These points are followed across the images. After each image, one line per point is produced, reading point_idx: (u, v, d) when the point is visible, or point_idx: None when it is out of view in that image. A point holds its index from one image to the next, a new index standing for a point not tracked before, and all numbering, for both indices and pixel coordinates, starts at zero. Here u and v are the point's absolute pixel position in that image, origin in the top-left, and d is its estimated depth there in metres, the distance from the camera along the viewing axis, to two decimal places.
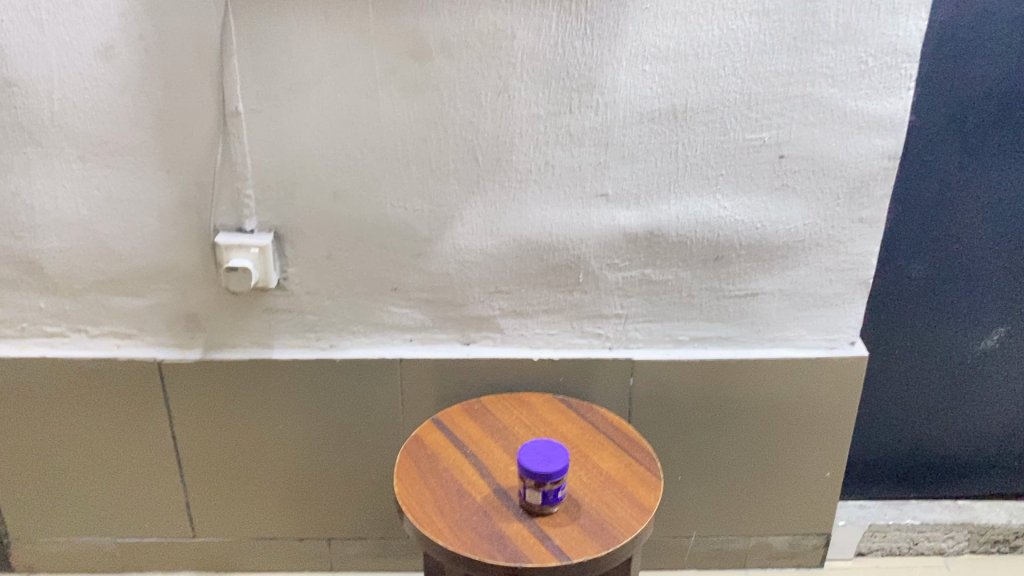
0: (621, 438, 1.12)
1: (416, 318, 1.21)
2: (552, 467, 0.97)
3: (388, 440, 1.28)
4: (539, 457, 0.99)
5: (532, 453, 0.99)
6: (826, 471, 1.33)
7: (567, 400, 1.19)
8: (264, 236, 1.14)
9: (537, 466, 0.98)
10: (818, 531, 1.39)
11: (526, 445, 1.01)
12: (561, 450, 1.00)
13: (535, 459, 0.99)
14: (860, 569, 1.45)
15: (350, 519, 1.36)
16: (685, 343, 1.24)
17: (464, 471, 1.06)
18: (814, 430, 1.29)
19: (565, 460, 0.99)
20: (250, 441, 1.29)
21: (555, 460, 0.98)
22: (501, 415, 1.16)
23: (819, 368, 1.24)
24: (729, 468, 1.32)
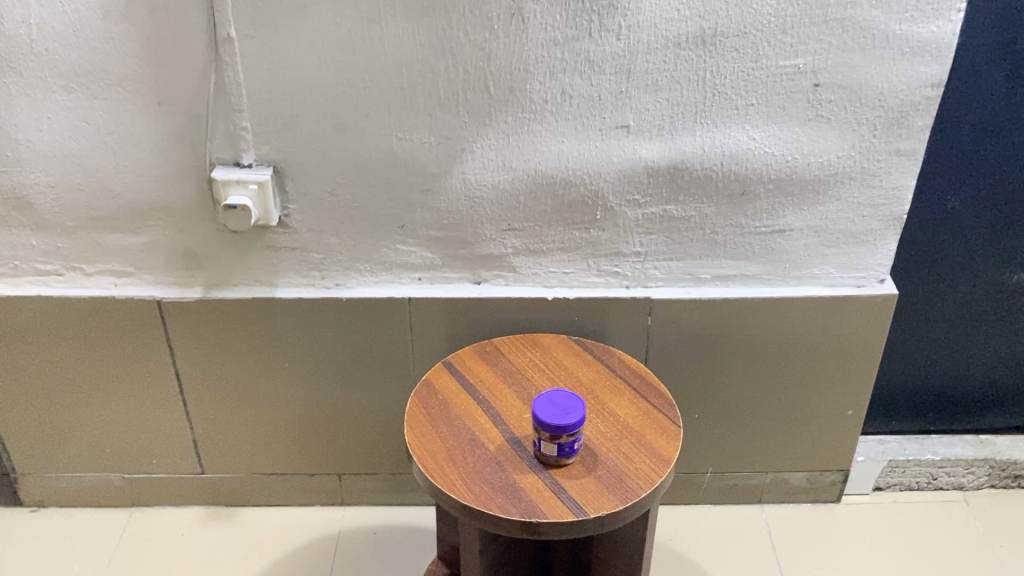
0: (639, 382, 1.08)
1: (425, 256, 1.15)
2: (568, 421, 0.93)
3: (397, 378, 1.25)
4: (555, 409, 0.95)
5: (547, 406, 0.95)
6: (848, 408, 1.29)
7: (583, 341, 1.15)
8: (263, 170, 1.08)
9: (552, 420, 0.94)
10: (836, 467, 1.36)
11: (540, 395, 0.97)
12: (578, 402, 0.96)
13: (551, 412, 0.95)
14: (878, 505, 1.42)
15: (361, 455, 1.33)
16: (707, 282, 1.18)
17: (476, 418, 1.02)
18: (838, 367, 1.25)
19: (581, 413, 0.94)
20: (257, 379, 1.26)
21: (571, 414, 0.94)
22: (514, 357, 1.12)
23: (846, 306, 1.19)
24: (748, 406, 1.28)
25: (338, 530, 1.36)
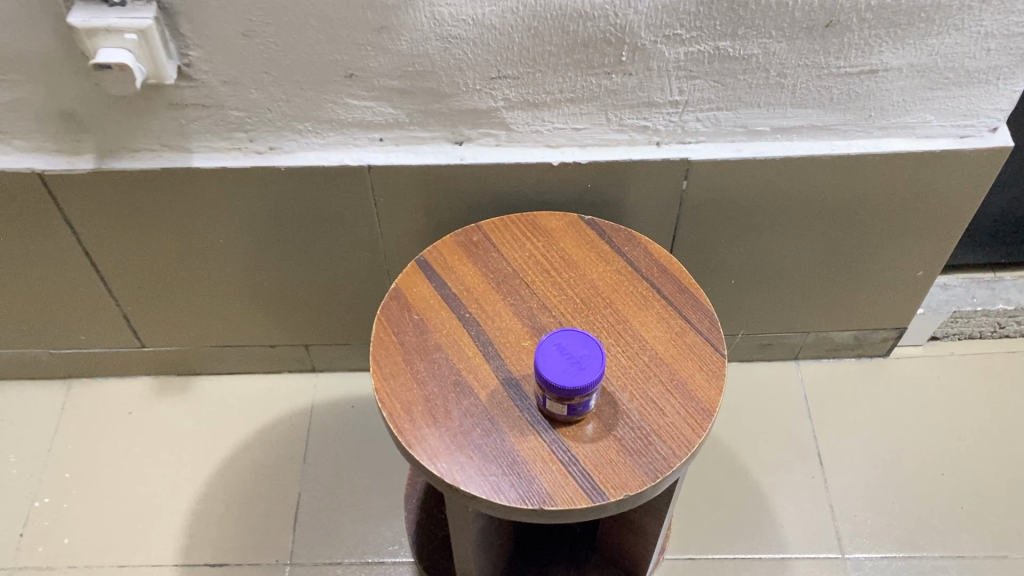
0: (671, 288, 0.83)
1: (385, 112, 0.86)
2: (579, 381, 0.70)
3: (364, 250, 1.00)
4: (566, 362, 0.72)
5: (555, 357, 0.72)
6: (920, 269, 1.06)
7: (599, 224, 0.89)
8: (142, 10, 0.74)
9: (557, 379, 0.71)
10: (891, 326, 1.16)
11: (548, 336, 0.73)
12: (598, 353, 0.72)
13: (560, 366, 0.72)
14: (933, 359, 1.22)
15: (328, 326, 1.12)
16: (763, 136, 0.89)
17: (462, 350, 0.79)
18: (914, 226, 0.99)
19: (599, 370, 0.71)
20: (187, 253, 1.01)
21: (585, 371, 0.71)
22: (509, 252, 0.86)
23: (941, 163, 0.91)
24: (797, 270, 1.05)
25: (309, 404, 1.18)
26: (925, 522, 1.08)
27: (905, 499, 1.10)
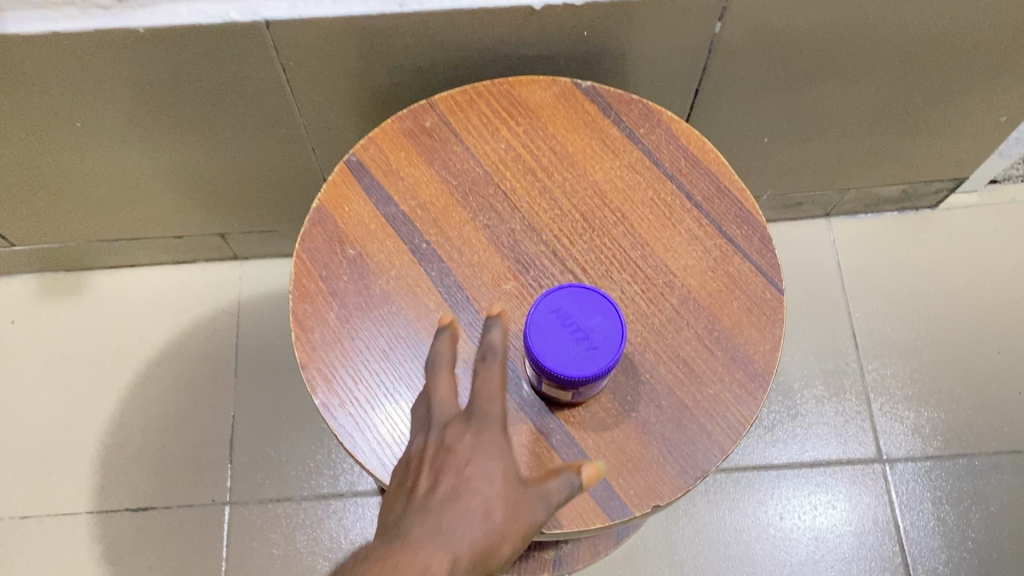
0: (706, 192, 0.60)
1: None
2: (586, 369, 0.49)
3: (279, 123, 0.75)
4: (569, 338, 0.50)
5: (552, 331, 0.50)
6: (1003, 114, 0.82)
7: (602, 93, 0.63)
8: None
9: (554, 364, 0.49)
10: (948, 176, 0.94)
11: (543, 297, 0.51)
12: (616, 324, 0.50)
13: (561, 345, 0.50)
14: (990, 208, 1.01)
15: (248, 207, 0.88)
16: None
17: (419, 299, 0.57)
18: (1009, 65, 0.75)
19: (616, 351, 0.49)
20: (43, 141, 0.74)
21: (596, 353, 0.49)
22: (477, 145, 0.61)
23: None
24: (846, 120, 0.81)
25: (235, 299, 0.96)
26: (977, 411, 0.92)
27: (953, 383, 0.94)
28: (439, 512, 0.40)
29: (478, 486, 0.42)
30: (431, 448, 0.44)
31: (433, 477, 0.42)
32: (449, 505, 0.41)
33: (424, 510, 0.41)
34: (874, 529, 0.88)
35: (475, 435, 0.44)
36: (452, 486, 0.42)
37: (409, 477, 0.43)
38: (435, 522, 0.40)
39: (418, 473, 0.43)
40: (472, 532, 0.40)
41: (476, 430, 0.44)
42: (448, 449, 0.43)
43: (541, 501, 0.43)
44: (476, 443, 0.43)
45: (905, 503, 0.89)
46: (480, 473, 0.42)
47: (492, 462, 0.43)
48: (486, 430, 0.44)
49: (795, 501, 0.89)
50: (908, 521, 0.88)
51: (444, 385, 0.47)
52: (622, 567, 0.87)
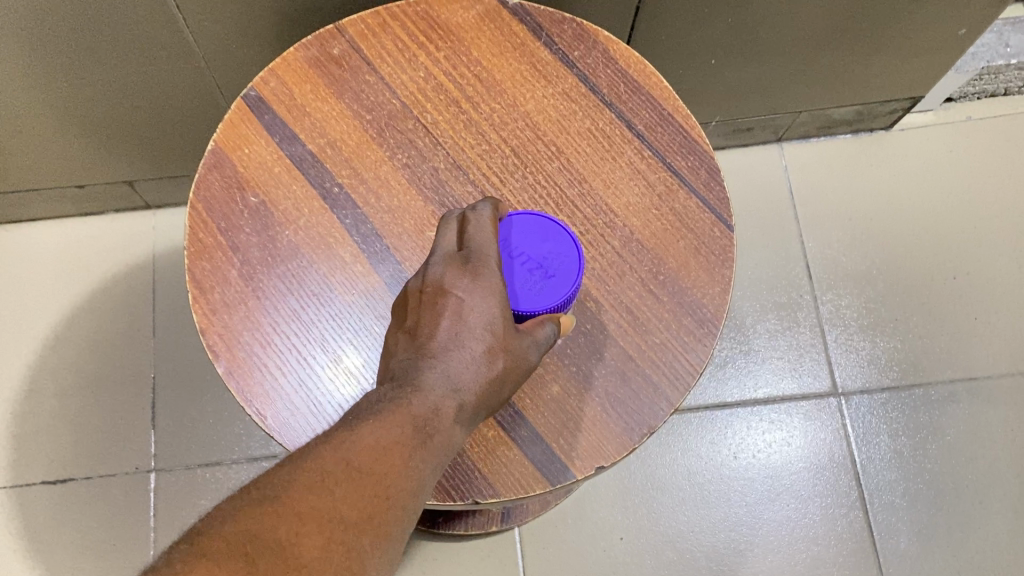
0: (648, 119, 0.54)
1: None
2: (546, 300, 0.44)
3: (176, 55, 0.67)
4: (521, 270, 0.45)
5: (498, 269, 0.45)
6: (963, 26, 0.77)
7: (533, 10, 0.56)
8: None
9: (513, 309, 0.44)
10: (904, 95, 0.89)
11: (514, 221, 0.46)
12: (570, 247, 0.46)
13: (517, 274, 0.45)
14: (946, 128, 0.97)
15: (155, 150, 0.81)
16: None
17: (332, 249, 0.51)
18: None
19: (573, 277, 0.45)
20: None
21: (554, 282, 0.45)
22: (393, 73, 0.55)
23: None
24: (797, 37, 0.76)
25: (150, 252, 0.89)
26: (933, 339, 0.89)
27: (908, 311, 0.90)
28: (442, 361, 0.40)
29: (479, 330, 0.41)
30: (428, 287, 0.42)
31: (432, 321, 0.41)
32: (452, 350, 0.40)
33: (427, 358, 0.40)
34: (830, 464, 0.85)
35: (473, 280, 0.42)
36: (453, 330, 0.41)
37: (408, 317, 0.42)
38: (439, 370, 0.39)
39: (417, 314, 0.42)
40: (474, 380, 0.40)
41: (473, 274, 0.42)
42: (445, 291, 0.42)
43: (534, 346, 0.43)
44: (473, 287, 0.42)
45: (861, 437, 0.86)
46: (480, 317, 0.41)
47: (494, 306, 0.42)
48: (485, 274, 0.42)
49: (750, 439, 0.86)
50: (865, 456, 0.86)
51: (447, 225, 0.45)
52: (573, 517, 0.84)
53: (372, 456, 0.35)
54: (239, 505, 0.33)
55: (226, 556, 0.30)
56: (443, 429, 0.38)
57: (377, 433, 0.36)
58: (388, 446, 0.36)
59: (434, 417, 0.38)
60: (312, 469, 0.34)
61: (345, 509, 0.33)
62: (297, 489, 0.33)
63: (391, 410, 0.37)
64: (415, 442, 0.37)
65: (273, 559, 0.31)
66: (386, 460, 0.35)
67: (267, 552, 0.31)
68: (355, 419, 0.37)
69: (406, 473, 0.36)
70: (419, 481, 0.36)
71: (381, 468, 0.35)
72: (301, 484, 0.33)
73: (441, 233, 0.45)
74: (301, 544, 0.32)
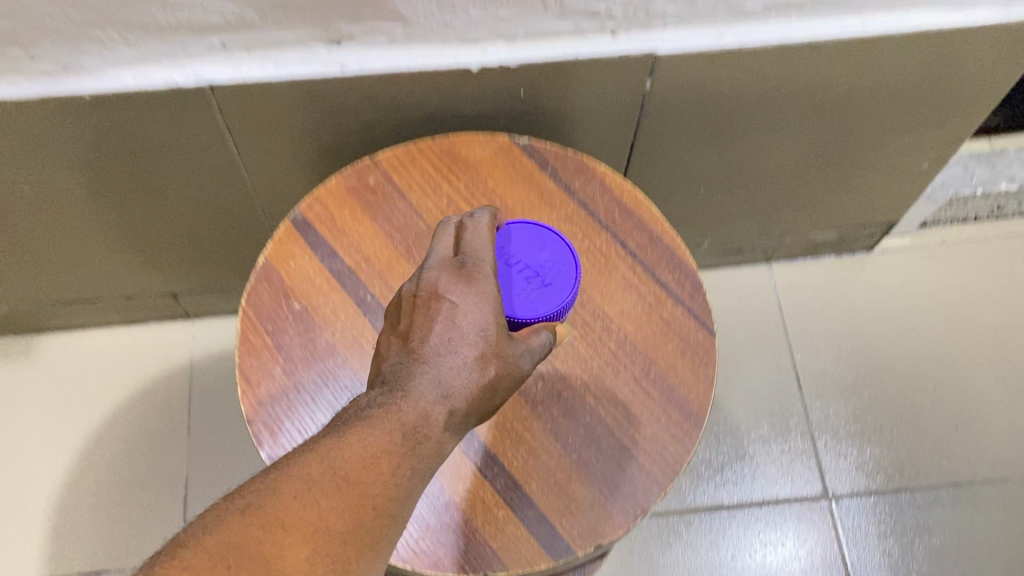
0: (639, 240, 0.62)
1: (223, 10, 0.58)
2: (544, 304, 0.51)
3: (229, 182, 0.77)
4: (521, 277, 0.52)
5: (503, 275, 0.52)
6: (926, 160, 0.86)
7: (540, 146, 0.66)
8: None
9: (518, 309, 0.51)
10: (880, 220, 0.98)
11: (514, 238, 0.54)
12: (565, 259, 0.54)
13: (516, 281, 0.52)
14: (923, 250, 1.05)
15: (201, 265, 0.89)
16: (752, 16, 0.65)
17: (364, 349, 0.58)
18: (924, 114, 0.79)
19: (566, 285, 0.53)
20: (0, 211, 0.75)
21: (550, 289, 0.52)
22: (419, 199, 0.63)
23: (979, 40, 0.69)
24: (778, 168, 0.85)
25: (187, 359, 0.97)
26: (917, 446, 0.95)
27: (893, 419, 0.96)
28: (434, 364, 0.44)
29: (471, 335, 0.46)
30: (422, 294, 0.47)
31: (426, 324, 0.46)
32: (444, 350, 0.45)
33: (420, 360, 0.44)
34: (823, 565, 0.90)
35: (465, 287, 0.47)
36: (446, 334, 0.45)
37: (404, 320, 0.47)
38: (431, 371, 0.44)
39: (412, 317, 0.47)
40: (464, 383, 0.44)
41: (466, 282, 0.47)
42: (439, 296, 0.47)
43: (526, 355, 0.48)
44: (465, 293, 0.47)
45: (852, 539, 0.91)
46: (472, 320, 0.46)
47: (486, 312, 0.47)
48: (476, 281, 0.48)
49: (747, 540, 0.91)
50: (856, 557, 0.90)
51: (444, 243, 0.51)
52: None
53: (356, 466, 0.39)
54: (227, 511, 0.37)
55: (210, 562, 0.35)
56: (432, 434, 0.42)
57: (363, 442, 0.40)
58: (375, 454, 0.40)
59: (425, 421, 0.42)
60: (300, 479, 0.38)
61: (330, 519, 0.38)
62: (283, 502, 0.38)
63: (380, 415, 0.41)
64: (402, 448, 0.41)
65: (255, 564, 0.35)
66: (369, 469, 0.40)
67: (249, 561, 0.36)
68: (345, 426, 0.41)
69: (388, 481, 0.40)
70: (403, 486, 0.41)
71: (366, 479, 0.39)
72: (284, 496, 0.38)
73: (438, 246, 0.51)
74: (285, 553, 0.36)
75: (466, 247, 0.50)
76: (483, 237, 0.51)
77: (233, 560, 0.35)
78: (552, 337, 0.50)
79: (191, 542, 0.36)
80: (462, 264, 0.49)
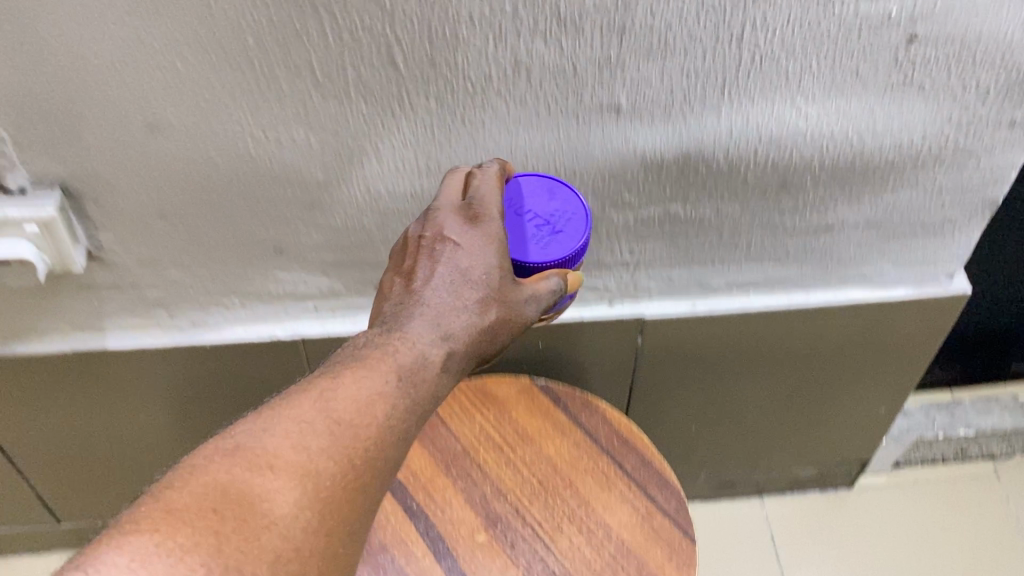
0: (633, 463, 0.78)
1: (320, 284, 0.79)
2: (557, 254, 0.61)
3: None
4: (534, 225, 0.63)
5: (517, 222, 0.63)
6: (882, 407, 1.02)
7: (554, 387, 0.83)
8: (46, 200, 0.66)
9: (533, 251, 0.61)
10: (855, 460, 1.12)
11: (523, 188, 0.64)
12: (572, 209, 0.64)
13: (529, 227, 0.63)
14: (898, 488, 1.18)
15: None
16: (718, 290, 0.85)
17: (410, 548, 0.73)
18: (870, 368, 0.96)
19: (571, 232, 0.63)
20: (112, 441, 0.94)
21: (560, 234, 0.63)
22: (459, 427, 0.80)
23: (901, 312, 0.88)
24: (756, 411, 1.01)
25: None
26: None
27: None
28: (432, 308, 0.52)
29: (472, 278, 0.53)
30: (427, 236, 0.55)
31: (429, 264, 0.54)
32: (444, 290, 0.53)
33: (420, 300, 0.53)
34: None
35: (464, 234, 0.55)
36: (447, 271, 0.53)
37: (411, 256, 0.55)
38: (431, 314, 0.52)
39: (416, 257, 0.55)
40: (463, 326, 0.52)
41: (466, 227, 0.55)
42: (441, 237, 0.55)
43: (530, 304, 0.56)
44: (465, 237, 0.55)
45: None
46: (473, 266, 0.54)
47: (485, 255, 0.54)
48: (476, 228, 0.55)
49: None
50: None
51: (449, 187, 0.58)
52: None
53: (349, 408, 0.47)
54: (220, 453, 0.44)
55: (204, 494, 0.41)
56: (429, 371, 0.51)
57: (358, 385, 0.48)
58: (366, 400, 0.48)
59: (422, 360, 0.50)
60: (293, 426, 0.45)
61: (318, 463, 0.45)
62: (277, 448, 0.44)
63: (381, 355, 0.50)
64: (400, 384, 0.49)
65: (245, 504, 0.42)
66: (363, 413, 0.47)
67: (237, 502, 0.42)
68: (346, 364, 0.50)
69: (378, 425, 0.47)
70: (395, 426, 0.48)
71: (359, 420, 0.47)
72: (276, 440, 0.45)
73: (446, 189, 0.59)
74: (271, 493, 0.43)
75: (474, 200, 0.57)
76: (491, 187, 0.58)
77: (220, 498, 0.41)
78: (562, 282, 0.59)
79: (184, 478, 0.42)
80: (468, 216, 0.56)
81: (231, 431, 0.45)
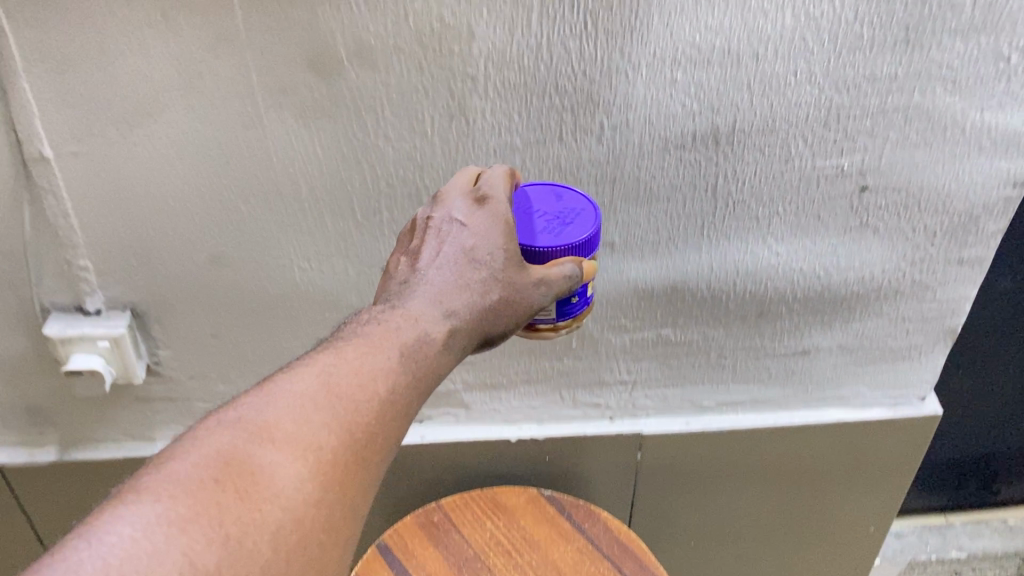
0: (631, 568, 0.84)
1: None
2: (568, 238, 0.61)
3: None
4: (545, 219, 0.63)
5: (528, 217, 0.63)
6: (872, 526, 1.08)
7: (558, 497, 0.90)
8: (117, 319, 0.77)
9: (543, 237, 0.61)
10: None
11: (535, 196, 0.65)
12: (583, 207, 0.65)
13: (541, 220, 0.63)
14: None
15: None
16: (709, 409, 0.94)
17: None
18: (857, 487, 1.03)
19: (584, 220, 0.63)
20: None
21: (571, 223, 0.63)
22: (470, 533, 0.87)
23: (879, 431, 0.96)
24: (751, 528, 1.07)
25: None
26: None
27: None
28: (437, 286, 0.54)
29: (477, 257, 0.55)
30: (433, 220, 0.58)
31: (435, 246, 0.56)
32: (447, 270, 0.55)
33: (425, 280, 0.54)
34: None
35: (469, 221, 0.57)
36: (452, 253, 0.56)
37: (418, 237, 0.57)
38: (435, 294, 0.53)
39: (422, 238, 0.57)
40: (467, 306, 0.54)
41: (471, 214, 0.57)
42: (447, 223, 0.57)
43: (534, 291, 0.57)
44: (471, 224, 0.57)
45: None
46: (477, 247, 0.56)
47: (491, 241, 0.56)
48: (481, 213, 0.58)
49: None
50: None
51: (456, 183, 0.61)
52: None
53: (352, 382, 0.47)
54: (222, 424, 0.43)
55: (206, 470, 0.41)
56: (432, 346, 0.51)
57: (361, 358, 0.48)
58: (370, 376, 0.48)
59: (426, 336, 0.51)
60: (293, 405, 0.45)
61: (320, 441, 0.44)
62: (279, 421, 0.44)
63: (386, 331, 0.50)
64: (405, 359, 0.50)
65: (252, 482, 0.42)
66: (365, 388, 0.47)
67: (242, 477, 0.42)
68: (346, 339, 0.50)
69: (380, 398, 0.47)
70: (399, 401, 0.49)
71: (358, 394, 0.47)
72: (276, 411, 0.44)
73: (453, 183, 0.61)
74: (275, 469, 0.42)
75: (481, 189, 0.60)
76: (497, 182, 0.61)
77: (222, 469, 0.41)
78: (576, 269, 0.60)
79: (187, 449, 0.42)
80: (474, 203, 0.59)
81: (234, 403, 0.45)
